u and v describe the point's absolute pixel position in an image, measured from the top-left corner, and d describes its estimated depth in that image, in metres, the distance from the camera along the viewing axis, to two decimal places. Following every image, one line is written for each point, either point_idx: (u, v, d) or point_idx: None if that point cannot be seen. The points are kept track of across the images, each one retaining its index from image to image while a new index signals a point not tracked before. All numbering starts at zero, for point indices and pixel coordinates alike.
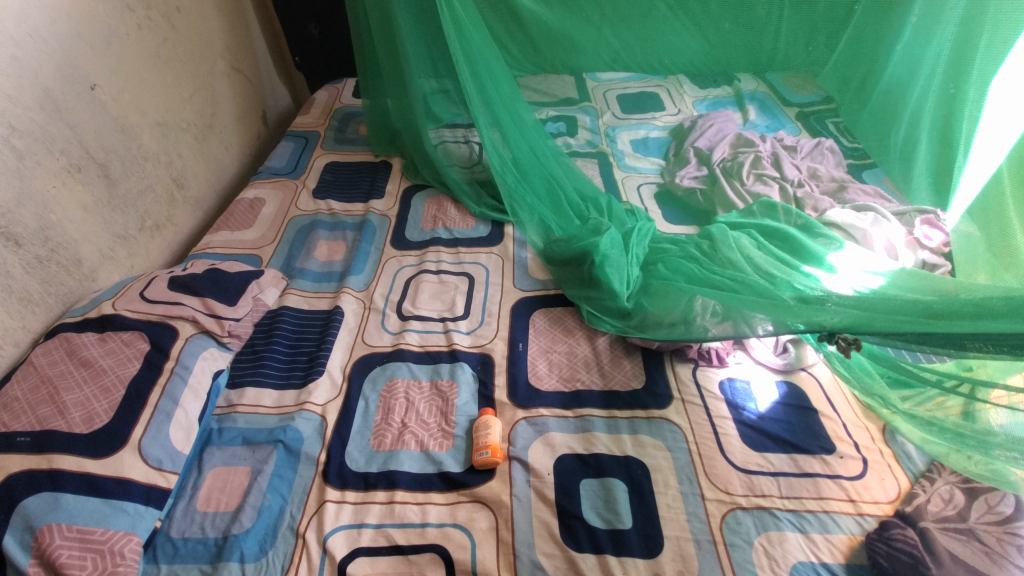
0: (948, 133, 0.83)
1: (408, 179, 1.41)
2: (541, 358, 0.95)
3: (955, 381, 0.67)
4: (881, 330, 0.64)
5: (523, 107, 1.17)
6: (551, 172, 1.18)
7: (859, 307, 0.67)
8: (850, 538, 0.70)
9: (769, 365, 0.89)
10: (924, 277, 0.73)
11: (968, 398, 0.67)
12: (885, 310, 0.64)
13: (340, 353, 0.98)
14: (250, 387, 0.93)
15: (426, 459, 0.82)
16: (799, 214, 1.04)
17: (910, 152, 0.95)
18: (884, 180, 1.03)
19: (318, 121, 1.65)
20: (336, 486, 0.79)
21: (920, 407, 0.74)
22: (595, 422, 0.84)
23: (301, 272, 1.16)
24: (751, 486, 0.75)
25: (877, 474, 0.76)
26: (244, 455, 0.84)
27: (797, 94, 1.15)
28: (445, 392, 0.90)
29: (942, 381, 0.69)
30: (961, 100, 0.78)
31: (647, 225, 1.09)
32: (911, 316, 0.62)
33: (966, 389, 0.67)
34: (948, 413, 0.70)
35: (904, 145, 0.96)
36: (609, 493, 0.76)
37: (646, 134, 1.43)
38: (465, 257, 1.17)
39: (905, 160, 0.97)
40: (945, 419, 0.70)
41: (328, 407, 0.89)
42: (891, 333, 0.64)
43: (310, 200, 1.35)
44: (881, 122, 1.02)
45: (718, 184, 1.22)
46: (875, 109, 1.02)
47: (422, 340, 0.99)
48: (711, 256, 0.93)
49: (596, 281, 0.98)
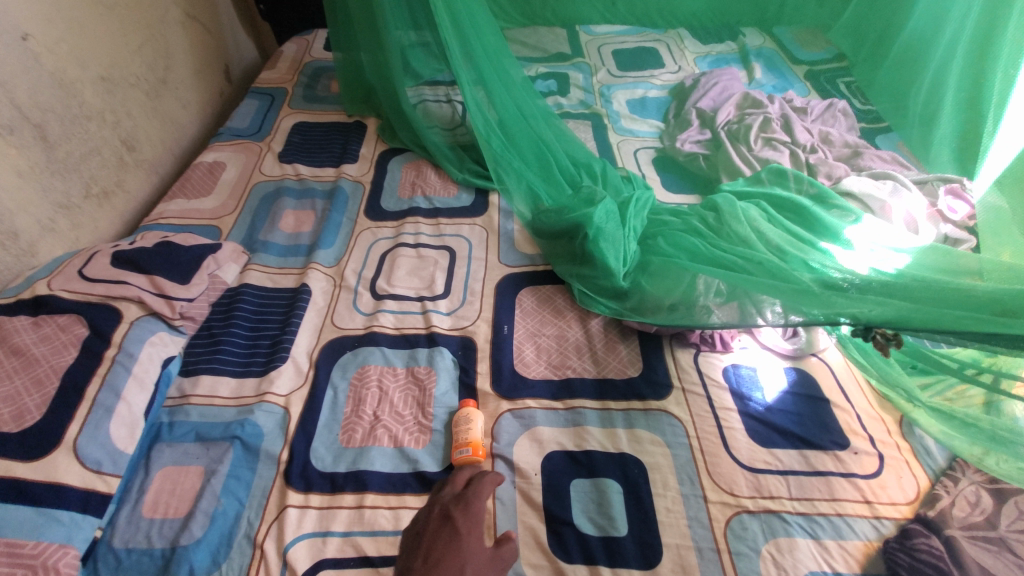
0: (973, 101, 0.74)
1: (384, 142, 1.29)
2: (528, 342, 0.86)
3: (974, 369, 0.62)
4: (931, 327, 0.56)
5: (509, 62, 1.07)
6: (541, 135, 1.08)
7: (894, 293, 0.59)
8: (867, 544, 0.63)
9: (777, 350, 0.81)
10: (945, 251, 0.63)
11: (989, 389, 0.61)
12: (937, 302, 0.55)
13: (307, 336, 0.89)
14: (205, 375, 0.84)
15: (400, 457, 0.73)
16: (812, 182, 0.94)
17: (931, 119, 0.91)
18: (899, 145, 1.01)
19: (285, 76, 1.50)
20: (299, 488, 0.70)
21: (939, 397, 0.69)
22: (588, 415, 0.76)
23: (263, 245, 1.04)
24: (758, 486, 0.68)
25: (894, 472, 0.69)
26: (197, 453, 0.75)
27: (807, 48, 1.31)
28: (423, 380, 0.82)
29: (962, 369, 0.64)
30: (993, 62, 0.71)
31: (646, 194, 1.00)
32: (974, 313, 0.53)
33: (987, 379, 0.61)
34: (969, 404, 0.65)
35: (925, 110, 0.93)
36: (602, 496, 0.68)
37: (644, 93, 1.34)
38: (446, 228, 1.07)
39: (925, 127, 0.93)
40: (966, 410, 0.65)
41: (291, 398, 0.80)
42: (946, 329, 0.55)
43: (276, 164, 1.23)
44: (898, 83, 1.04)
45: (722, 148, 1.11)
46: (893, 67, 1.05)
47: (397, 322, 0.90)
48: (716, 230, 0.84)
49: (589, 257, 0.89)
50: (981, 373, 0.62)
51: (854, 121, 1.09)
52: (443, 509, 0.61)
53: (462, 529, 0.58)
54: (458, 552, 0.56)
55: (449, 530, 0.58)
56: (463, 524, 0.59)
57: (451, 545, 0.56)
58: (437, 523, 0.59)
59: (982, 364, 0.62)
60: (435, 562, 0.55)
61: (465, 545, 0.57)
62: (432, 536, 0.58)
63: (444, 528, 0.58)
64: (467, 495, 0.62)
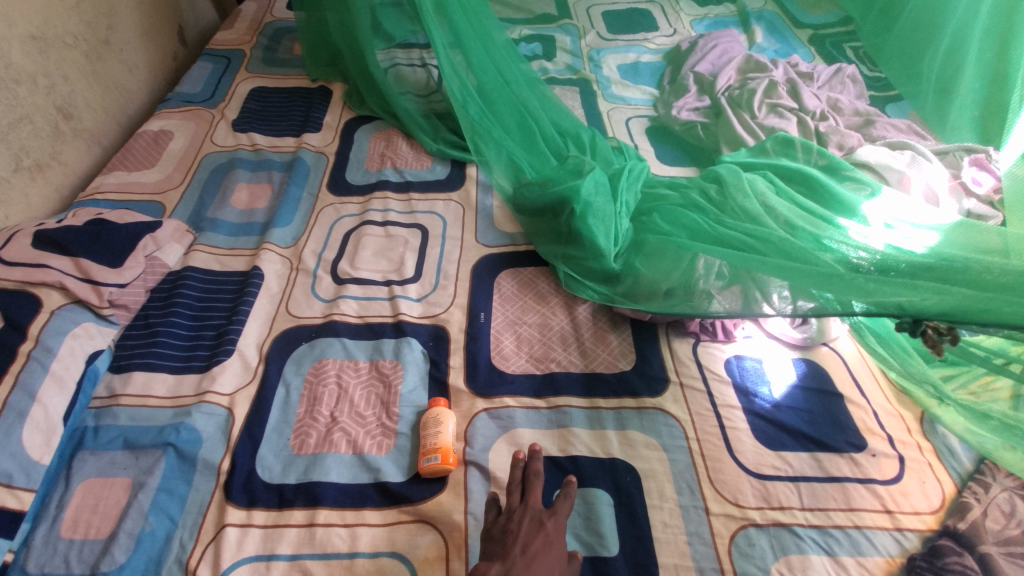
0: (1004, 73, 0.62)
1: (351, 110, 1.16)
2: (507, 332, 0.77)
3: (1003, 359, 0.55)
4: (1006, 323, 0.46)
5: (492, 25, 0.97)
6: (523, 101, 0.97)
7: (953, 278, 0.49)
8: (888, 561, 0.56)
9: (784, 340, 0.73)
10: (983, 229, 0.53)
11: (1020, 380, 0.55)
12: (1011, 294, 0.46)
13: (257, 326, 0.78)
14: (139, 371, 0.74)
15: (360, 466, 0.64)
16: (822, 151, 0.83)
17: (951, 84, 0.72)
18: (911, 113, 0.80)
19: (243, 37, 1.36)
20: (241, 504, 0.61)
21: (962, 390, 0.61)
22: (574, 415, 0.67)
23: (211, 223, 0.93)
24: (766, 496, 0.60)
25: (917, 476, 0.62)
26: (125, 462, 0.65)
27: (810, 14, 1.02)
28: (388, 375, 0.72)
29: (988, 358, 0.56)
30: None
31: (639, 165, 0.90)
32: None
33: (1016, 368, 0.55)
34: (996, 399, 0.58)
35: (943, 72, 0.73)
36: (590, 509, 0.60)
37: (637, 58, 1.24)
38: (418, 204, 0.96)
39: (942, 95, 0.74)
40: (992, 405, 0.58)
41: (236, 398, 0.70)
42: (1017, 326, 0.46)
43: (229, 133, 1.10)
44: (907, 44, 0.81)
45: (723, 115, 1.01)
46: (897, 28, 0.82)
47: (360, 310, 0.80)
48: (719, 204, 0.75)
49: (575, 236, 0.79)
50: (1010, 363, 0.55)
51: (862, 87, 0.87)
52: (535, 515, 0.55)
53: (554, 541, 0.53)
54: (550, 564, 0.51)
55: (542, 543, 0.52)
56: (556, 538, 0.53)
57: (544, 558, 0.51)
58: (529, 530, 0.53)
59: (1010, 353, 0.55)
60: (530, 568, 0.49)
61: (554, 559, 0.51)
62: (525, 544, 0.52)
63: (537, 539, 0.52)
64: (558, 505, 0.56)
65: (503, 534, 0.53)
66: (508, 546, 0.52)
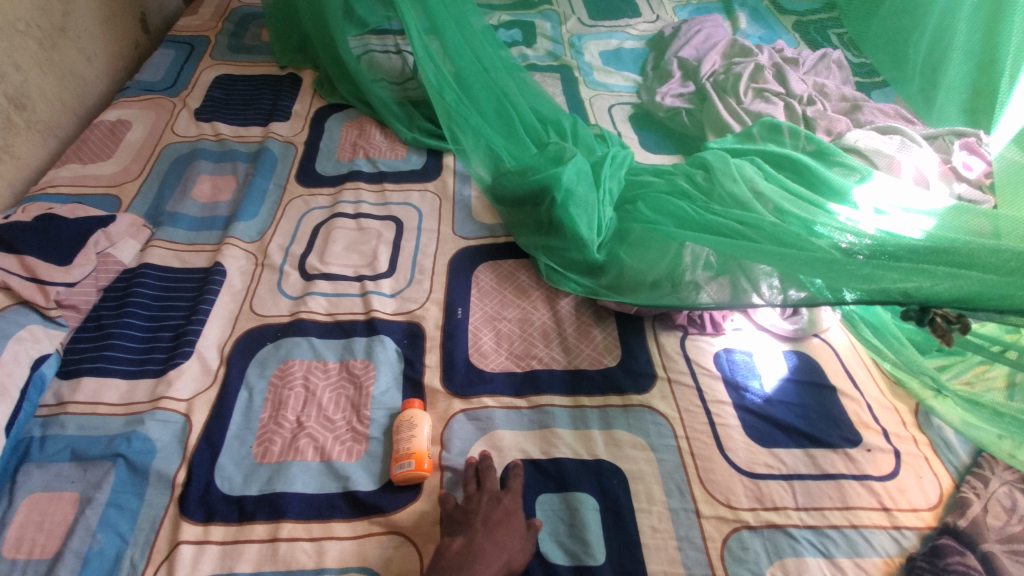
0: (993, 48, 0.59)
1: (321, 98, 1.11)
2: (485, 328, 0.73)
3: (999, 346, 0.53)
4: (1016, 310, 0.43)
5: (469, 8, 0.92)
6: (501, 87, 0.92)
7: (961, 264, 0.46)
8: (887, 562, 0.53)
9: (774, 332, 0.70)
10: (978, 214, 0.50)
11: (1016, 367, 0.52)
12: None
13: (219, 326, 0.73)
14: (89, 377, 0.68)
15: (328, 474, 0.60)
16: (810, 137, 0.79)
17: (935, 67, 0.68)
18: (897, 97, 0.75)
19: (208, 23, 1.30)
20: (198, 519, 0.57)
21: (957, 380, 0.60)
22: (557, 415, 0.64)
23: (171, 217, 0.87)
24: (759, 496, 0.57)
25: (913, 472, 0.59)
26: (72, 476, 0.60)
27: None
28: (359, 376, 0.68)
29: (985, 346, 0.53)
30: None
31: (622, 152, 0.87)
32: None
33: (1013, 355, 0.52)
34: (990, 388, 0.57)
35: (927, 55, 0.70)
36: (574, 515, 0.57)
37: (619, 45, 1.20)
38: (392, 195, 0.91)
39: (929, 78, 0.70)
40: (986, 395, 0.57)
41: (194, 404, 0.65)
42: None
43: (191, 122, 1.05)
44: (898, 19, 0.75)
45: (708, 101, 0.98)
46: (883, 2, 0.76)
47: (330, 307, 0.75)
48: (706, 191, 0.72)
49: (557, 226, 0.75)
50: (1007, 350, 0.52)
51: (848, 73, 0.82)
52: (492, 494, 0.56)
53: (513, 513, 0.54)
54: (511, 535, 0.53)
55: (501, 515, 0.54)
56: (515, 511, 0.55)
57: (504, 530, 0.53)
58: (487, 506, 0.55)
59: (1006, 339, 0.52)
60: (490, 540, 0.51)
61: (514, 530, 0.53)
62: (485, 518, 0.53)
63: (496, 512, 0.54)
64: (513, 482, 0.57)
65: (464, 514, 0.54)
66: (469, 523, 0.53)
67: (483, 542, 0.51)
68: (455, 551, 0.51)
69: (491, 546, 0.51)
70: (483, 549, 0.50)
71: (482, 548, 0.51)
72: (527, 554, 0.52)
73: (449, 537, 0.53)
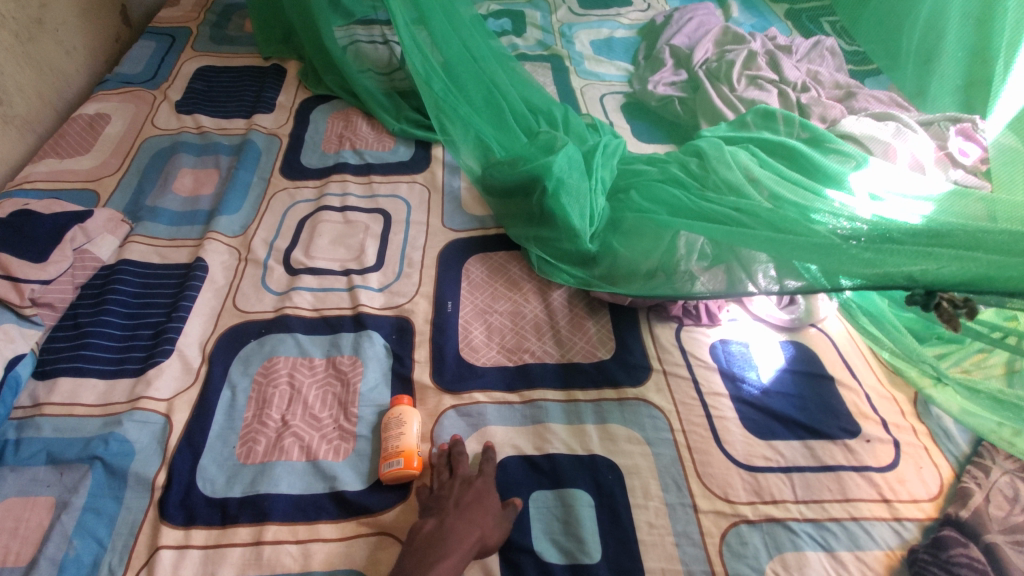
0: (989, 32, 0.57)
1: (306, 89, 1.08)
2: (476, 321, 0.71)
3: (1000, 332, 0.51)
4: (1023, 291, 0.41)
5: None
6: (490, 75, 0.90)
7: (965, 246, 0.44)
8: (888, 555, 0.52)
9: (771, 322, 0.68)
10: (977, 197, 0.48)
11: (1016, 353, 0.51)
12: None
13: (201, 323, 0.71)
14: (66, 377, 0.66)
15: (314, 473, 0.58)
16: (804, 124, 0.78)
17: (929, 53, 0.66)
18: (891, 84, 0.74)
19: (190, 14, 1.27)
20: (179, 523, 0.55)
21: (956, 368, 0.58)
22: (550, 409, 0.62)
23: (151, 212, 0.84)
24: (757, 489, 0.56)
25: (913, 462, 0.58)
26: (47, 480, 0.58)
27: None
28: (346, 373, 0.66)
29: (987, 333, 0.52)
30: None
31: (614, 141, 0.85)
32: None
33: (1014, 341, 0.51)
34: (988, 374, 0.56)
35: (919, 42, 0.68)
36: (568, 511, 0.55)
37: (610, 33, 1.18)
38: (380, 187, 0.89)
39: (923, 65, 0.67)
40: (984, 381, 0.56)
41: (175, 404, 0.63)
42: None
43: (172, 115, 1.02)
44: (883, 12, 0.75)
45: (701, 89, 0.96)
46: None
47: (316, 302, 0.73)
48: (701, 178, 0.70)
49: (548, 216, 0.73)
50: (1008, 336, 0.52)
51: (841, 61, 0.81)
52: (464, 478, 0.55)
53: (486, 494, 0.53)
54: (484, 514, 0.52)
55: (473, 496, 0.53)
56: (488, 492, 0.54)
57: (477, 510, 0.52)
58: (459, 489, 0.54)
59: (1006, 326, 0.51)
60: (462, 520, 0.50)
61: (488, 510, 0.52)
62: (457, 500, 0.53)
63: (469, 494, 0.53)
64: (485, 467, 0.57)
65: (436, 500, 0.53)
66: (441, 505, 0.53)
67: (454, 521, 0.50)
68: (426, 533, 0.50)
69: (463, 525, 0.50)
70: (454, 527, 0.50)
71: (454, 527, 0.50)
72: (501, 535, 0.51)
73: (420, 520, 0.52)
